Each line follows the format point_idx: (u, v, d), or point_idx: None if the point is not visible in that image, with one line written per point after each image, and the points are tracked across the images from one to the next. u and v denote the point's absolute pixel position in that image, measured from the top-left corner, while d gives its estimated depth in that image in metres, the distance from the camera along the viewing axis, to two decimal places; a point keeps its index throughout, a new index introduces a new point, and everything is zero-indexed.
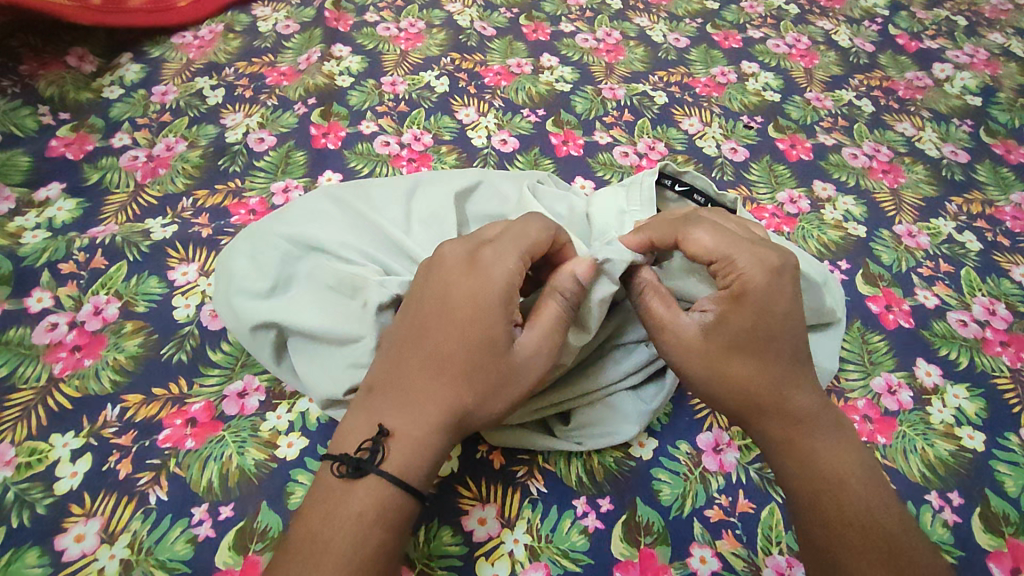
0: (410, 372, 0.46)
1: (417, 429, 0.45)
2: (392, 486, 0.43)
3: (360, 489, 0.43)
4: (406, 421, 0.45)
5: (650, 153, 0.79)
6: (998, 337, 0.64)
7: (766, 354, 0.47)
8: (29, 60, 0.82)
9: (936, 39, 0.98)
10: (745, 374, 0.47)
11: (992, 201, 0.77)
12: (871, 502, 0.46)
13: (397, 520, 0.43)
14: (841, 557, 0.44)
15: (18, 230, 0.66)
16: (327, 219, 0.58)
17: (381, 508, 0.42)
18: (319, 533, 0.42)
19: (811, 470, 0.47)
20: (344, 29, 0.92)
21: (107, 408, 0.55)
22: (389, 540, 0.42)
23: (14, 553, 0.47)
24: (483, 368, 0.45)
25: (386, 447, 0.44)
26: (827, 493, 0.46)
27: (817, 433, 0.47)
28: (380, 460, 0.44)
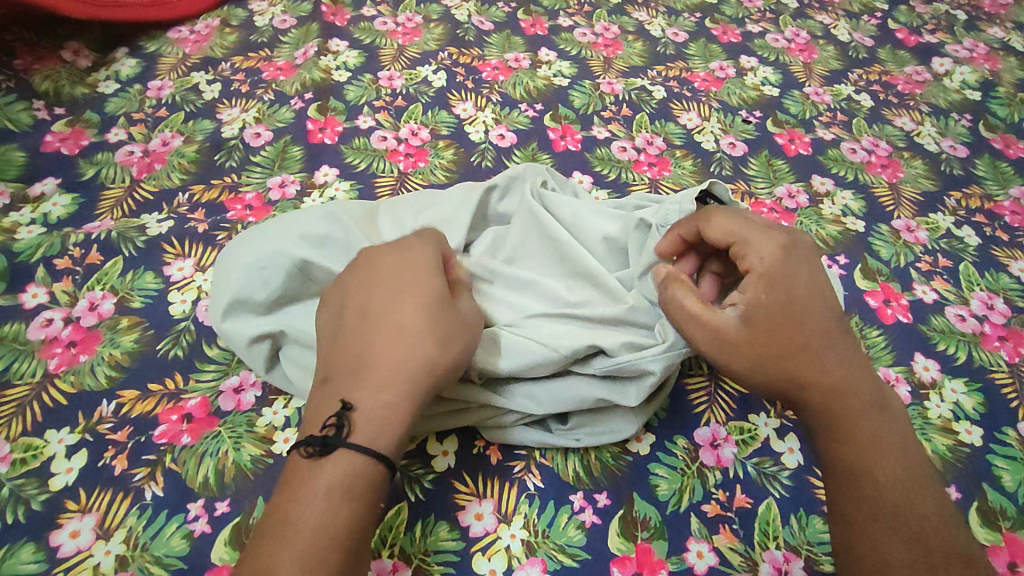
0: (366, 347, 0.47)
1: (382, 394, 0.45)
2: (362, 456, 0.42)
3: (331, 463, 0.42)
4: (369, 391, 0.45)
5: (649, 148, 0.78)
6: (997, 332, 0.64)
7: (796, 331, 0.47)
8: (24, 54, 0.82)
9: (935, 33, 0.98)
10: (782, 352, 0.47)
11: (991, 196, 0.76)
12: (904, 477, 0.45)
13: (367, 490, 0.42)
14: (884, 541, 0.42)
15: (13, 225, 0.66)
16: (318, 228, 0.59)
17: (349, 482, 0.42)
18: (288, 511, 0.41)
19: (853, 446, 0.46)
20: (340, 24, 0.91)
21: (102, 404, 0.55)
22: (360, 511, 0.41)
23: (9, 549, 0.47)
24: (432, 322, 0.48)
25: (351, 420, 0.44)
26: (865, 472, 0.45)
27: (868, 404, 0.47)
28: (347, 433, 0.43)
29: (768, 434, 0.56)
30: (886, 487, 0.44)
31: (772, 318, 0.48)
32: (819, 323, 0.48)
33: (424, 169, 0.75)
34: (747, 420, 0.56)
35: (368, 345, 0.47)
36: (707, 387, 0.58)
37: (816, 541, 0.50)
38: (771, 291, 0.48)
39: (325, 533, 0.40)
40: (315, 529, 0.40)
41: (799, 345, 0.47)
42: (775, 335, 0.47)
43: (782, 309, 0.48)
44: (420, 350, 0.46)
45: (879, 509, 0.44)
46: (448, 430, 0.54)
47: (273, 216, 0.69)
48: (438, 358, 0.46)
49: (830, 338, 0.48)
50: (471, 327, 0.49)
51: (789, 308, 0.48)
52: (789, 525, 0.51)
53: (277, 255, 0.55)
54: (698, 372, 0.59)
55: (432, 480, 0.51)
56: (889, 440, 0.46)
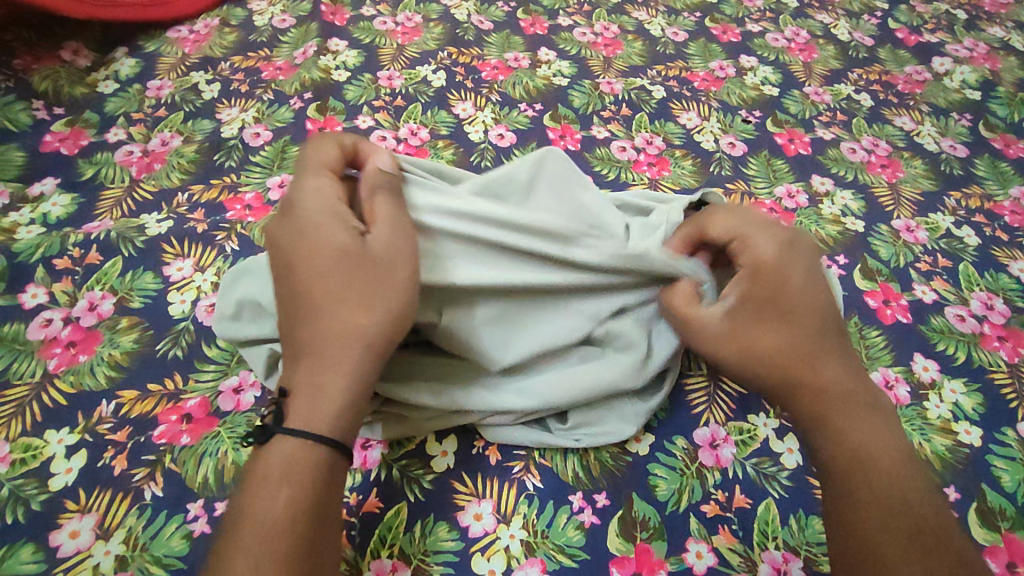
0: (295, 330, 0.46)
1: (315, 372, 0.45)
2: (301, 439, 0.43)
3: (271, 451, 0.43)
4: (300, 375, 0.45)
5: (648, 148, 0.78)
6: (996, 332, 0.64)
7: (779, 332, 0.49)
8: (24, 54, 0.82)
9: (935, 32, 0.98)
10: (773, 344, 0.48)
11: (991, 196, 0.76)
12: (900, 477, 0.45)
13: (308, 473, 0.42)
14: (876, 535, 0.43)
15: (12, 225, 0.66)
16: None
17: (285, 466, 0.42)
18: (241, 504, 0.41)
19: (842, 446, 0.46)
20: (340, 23, 0.91)
21: (102, 404, 0.55)
22: (302, 494, 0.41)
23: (9, 549, 0.47)
24: (352, 284, 0.46)
25: (285, 406, 0.44)
26: (859, 468, 0.45)
27: (838, 395, 0.48)
28: (281, 419, 0.44)
29: (767, 434, 0.56)
30: (883, 488, 0.44)
31: (758, 317, 0.49)
32: (803, 321, 0.49)
33: None
34: (746, 420, 0.56)
35: (293, 323, 0.46)
36: (706, 386, 0.58)
37: (815, 541, 0.50)
38: (760, 288, 0.49)
39: (271, 520, 0.40)
40: (262, 516, 0.40)
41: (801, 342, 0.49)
42: (760, 334, 0.49)
43: (767, 307, 0.49)
44: (344, 318, 0.45)
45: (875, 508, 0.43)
46: (447, 430, 0.54)
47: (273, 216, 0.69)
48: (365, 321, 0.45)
49: (812, 336, 0.49)
50: (395, 267, 0.47)
51: (772, 306, 0.49)
52: (789, 525, 0.51)
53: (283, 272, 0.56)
54: (698, 372, 0.59)
55: (431, 480, 0.51)
56: (880, 439, 0.46)
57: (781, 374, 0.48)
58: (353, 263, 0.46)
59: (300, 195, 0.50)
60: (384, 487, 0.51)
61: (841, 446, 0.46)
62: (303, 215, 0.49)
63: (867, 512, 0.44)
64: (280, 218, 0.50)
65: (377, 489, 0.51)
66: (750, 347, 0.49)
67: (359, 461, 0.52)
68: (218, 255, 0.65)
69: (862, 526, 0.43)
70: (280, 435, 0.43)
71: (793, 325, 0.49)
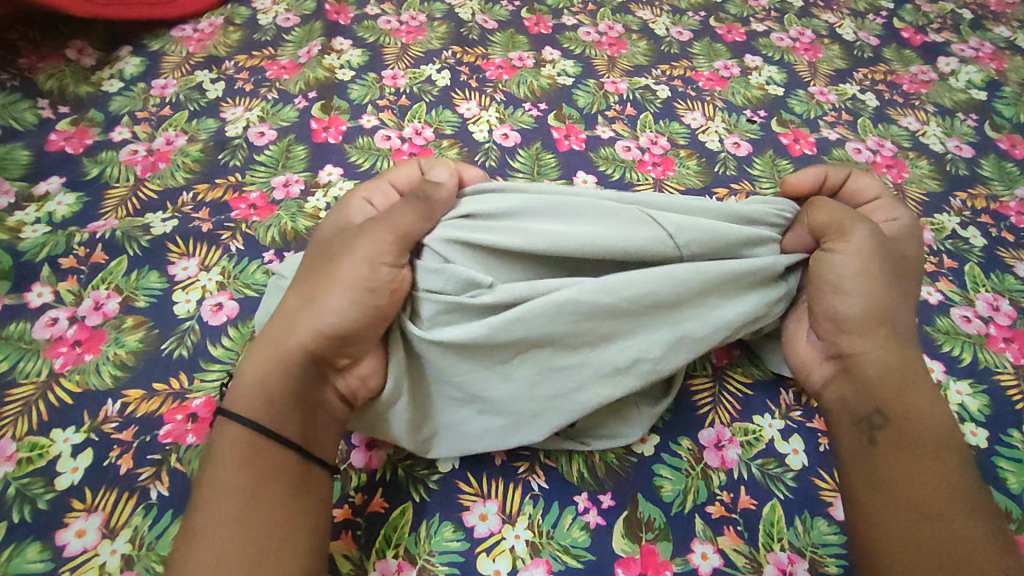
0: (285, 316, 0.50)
1: (263, 350, 0.49)
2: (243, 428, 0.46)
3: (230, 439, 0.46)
4: (257, 356, 0.49)
5: (653, 148, 0.78)
6: (1002, 333, 0.64)
7: (894, 288, 0.53)
8: (29, 53, 0.82)
9: (941, 32, 0.97)
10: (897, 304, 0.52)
11: (997, 197, 0.76)
12: (948, 452, 0.47)
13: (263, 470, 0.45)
14: (954, 506, 0.44)
15: (18, 224, 0.66)
16: None
17: (246, 458, 0.46)
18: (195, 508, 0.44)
19: (903, 399, 0.49)
20: (344, 22, 0.91)
21: (108, 403, 0.55)
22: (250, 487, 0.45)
23: (15, 548, 0.47)
24: (315, 280, 0.50)
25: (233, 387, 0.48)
26: (932, 443, 0.47)
27: (912, 363, 0.51)
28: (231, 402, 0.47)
29: (772, 435, 0.56)
30: (937, 455, 0.47)
31: (886, 260, 0.53)
32: (908, 295, 0.54)
33: None
34: (751, 421, 0.56)
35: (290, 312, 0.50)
36: (712, 387, 0.58)
37: (821, 542, 0.50)
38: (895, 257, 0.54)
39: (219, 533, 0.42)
40: (214, 512, 0.43)
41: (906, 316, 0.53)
42: (885, 284, 0.52)
43: (898, 265, 0.54)
44: (297, 316, 0.49)
45: (938, 477, 0.46)
46: None
47: (277, 216, 0.69)
48: (310, 315, 0.48)
49: (905, 311, 0.53)
50: (345, 266, 0.49)
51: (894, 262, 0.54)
52: (794, 526, 0.51)
53: None
54: (703, 373, 0.59)
55: (436, 480, 0.52)
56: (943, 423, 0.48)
57: (884, 309, 0.51)
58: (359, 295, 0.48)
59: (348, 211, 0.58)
60: (389, 486, 0.51)
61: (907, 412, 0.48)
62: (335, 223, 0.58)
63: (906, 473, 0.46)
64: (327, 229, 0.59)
65: (382, 488, 0.51)
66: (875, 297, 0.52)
67: (363, 462, 0.52)
68: (223, 254, 0.65)
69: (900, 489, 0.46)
70: (223, 420, 0.47)
71: (903, 293, 0.53)
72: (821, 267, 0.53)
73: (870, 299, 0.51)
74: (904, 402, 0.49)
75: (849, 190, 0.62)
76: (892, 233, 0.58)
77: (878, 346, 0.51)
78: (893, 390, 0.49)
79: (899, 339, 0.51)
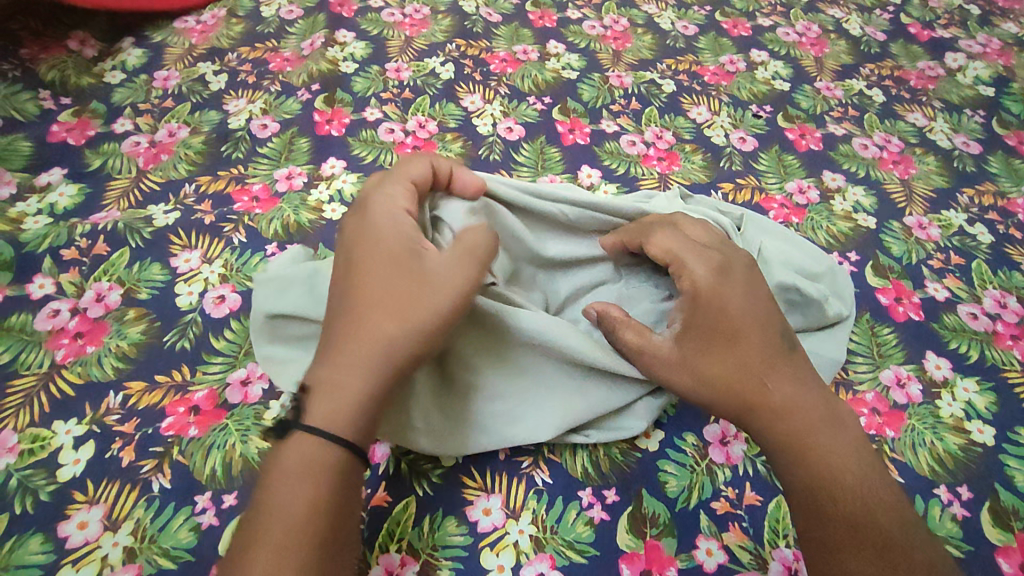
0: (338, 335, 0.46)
1: (351, 364, 0.44)
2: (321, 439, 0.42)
3: (294, 446, 0.42)
4: (312, 376, 0.45)
5: (658, 142, 0.78)
6: (1009, 330, 0.64)
7: (721, 351, 0.48)
8: (31, 43, 0.81)
9: (948, 28, 0.97)
10: (725, 368, 0.48)
11: (1004, 194, 0.76)
12: (862, 496, 0.45)
13: (336, 474, 0.42)
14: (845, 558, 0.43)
15: (19, 215, 0.65)
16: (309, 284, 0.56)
17: (315, 462, 0.42)
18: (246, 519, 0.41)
19: (800, 460, 0.46)
20: (348, 14, 0.91)
21: (110, 395, 0.55)
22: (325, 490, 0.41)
23: (17, 539, 0.47)
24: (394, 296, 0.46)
25: (307, 401, 0.44)
26: (823, 489, 0.45)
27: (794, 417, 0.47)
28: (303, 415, 0.43)
29: None
30: (847, 509, 0.44)
31: (703, 330, 0.48)
32: (747, 342, 0.48)
33: None
34: None
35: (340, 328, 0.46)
36: None
37: None
38: (704, 312, 0.48)
39: (280, 542, 0.39)
40: (279, 520, 0.40)
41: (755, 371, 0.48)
42: (706, 360, 0.48)
43: (712, 322, 0.48)
44: (382, 331, 0.45)
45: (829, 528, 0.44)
46: None
47: (281, 208, 0.69)
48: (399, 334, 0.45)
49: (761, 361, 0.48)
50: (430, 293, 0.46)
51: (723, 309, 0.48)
52: None
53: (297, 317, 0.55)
54: None
55: (439, 474, 0.51)
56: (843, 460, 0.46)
57: (726, 386, 0.47)
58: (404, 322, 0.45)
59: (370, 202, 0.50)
60: (392, 480, 0.51)
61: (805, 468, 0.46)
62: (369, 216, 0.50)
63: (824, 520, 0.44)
64: (354, 219, 0.51)
65: (385, 482, 0.51)
66: (707, 373, 0.48)
67: None
68: (226, 246, 0.65)
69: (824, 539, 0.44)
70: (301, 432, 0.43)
71: (746, 347, 0.48)
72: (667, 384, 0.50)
73: (701, 385, 0.48)
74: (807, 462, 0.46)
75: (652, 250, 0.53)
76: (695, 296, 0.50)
77: (758, 424, 0.48)
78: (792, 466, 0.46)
79: (760, 397, 0.47)
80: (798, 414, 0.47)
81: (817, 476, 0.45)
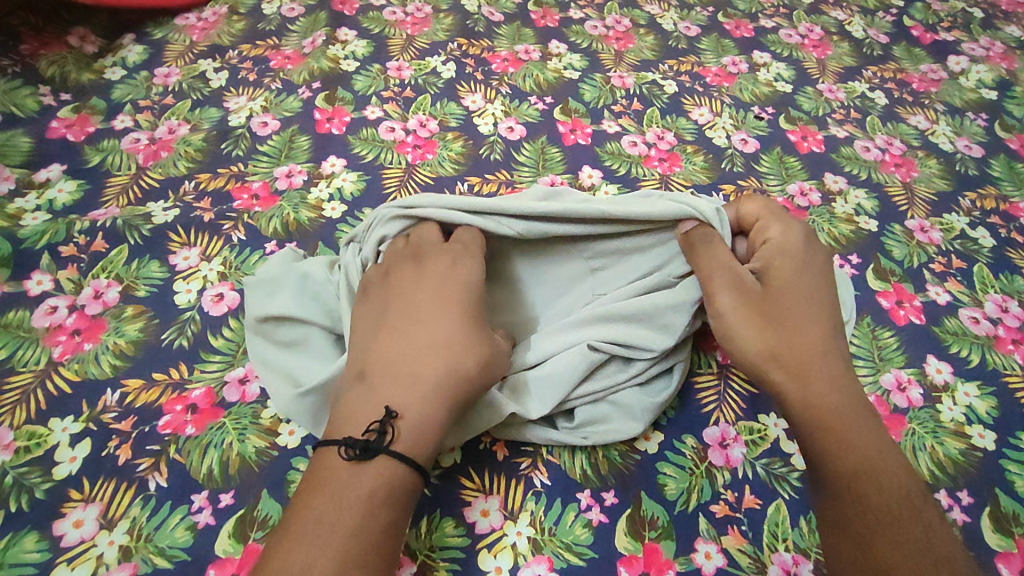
0: (393, 367, 0.47)
1: (436, 399, 0.45)
2: (404, 469, 0.42)
3: (372, 471, 0.42)
4: (373, 405, 0.45)
5: (660, 143, 0.77)
6: (1011, 335, 0.63)
7: (779, 307, 0.51)
8: (30, 39, 0.81)
9: (951, 31, 0.97)
10: (786, 323, 0.50)
11: (1006, 197, 0.75)
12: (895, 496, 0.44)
13: (405, 503, 0.42)
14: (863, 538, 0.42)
15: (18, 212, 0.65)
16: (296, 286, 0.56)
17: (391, 490, 0.42)
18: (298, 522, 0.40)
19: (832, 436, 0.46)
20: (349, 12, 0.90)
21: (107, 392, 0.54)
22: (396, 519, 0.41)
23: (12, 537, 0.47)
24: (475, 350, 0.47)
25: (396, 428, 0.44)
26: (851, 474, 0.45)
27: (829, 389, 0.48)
28: (390, 440, 0.43)
29: (777, 434, 0.55)
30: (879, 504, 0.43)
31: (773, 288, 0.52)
32: (814, 318, 0.51)
33: (432, 161, 0.74)
34: (756, 420, 0.56)
35: (390, 365, 0.47)
36: (717, 384, 0.58)
37: None
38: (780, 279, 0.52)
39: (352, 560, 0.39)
40: (354, 542, 0.39)
41: (808, 342, 0.50)
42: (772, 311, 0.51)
43: (781, 289, 0.52)
44: (462, 363, 0.46)
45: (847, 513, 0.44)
46: None
47: (280, 206, 0.68)
48: (475, 376, 0.47)
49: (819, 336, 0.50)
50: (501, 359, 0.49)
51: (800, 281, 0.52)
52: (798, 526, 0.50)
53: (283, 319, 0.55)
54: (708, 371, 0.59)
55: (438, 474, 0.51)
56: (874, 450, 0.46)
57: (783, 341, 0.50)
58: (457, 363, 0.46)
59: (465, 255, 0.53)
60: None
61: (832, 441, 0.46)
62: (461, 266, 0.52)
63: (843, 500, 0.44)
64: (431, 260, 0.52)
65: None
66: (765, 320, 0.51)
67: None
68: (225, 244, 0.65)
69: (839, 524, 0.44)
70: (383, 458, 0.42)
71: (800, 320, 0.50)
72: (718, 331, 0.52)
73: (758, 329, 0.50)
74: (836, 434, 0.46)
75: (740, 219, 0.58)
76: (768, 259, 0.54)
77: (795, 384, 0.49)
78: (818, 433, 0.47)
79: (808, 363, 0.49)
80: (838, 393, 0.48)
81: (853, 460, 0.45)
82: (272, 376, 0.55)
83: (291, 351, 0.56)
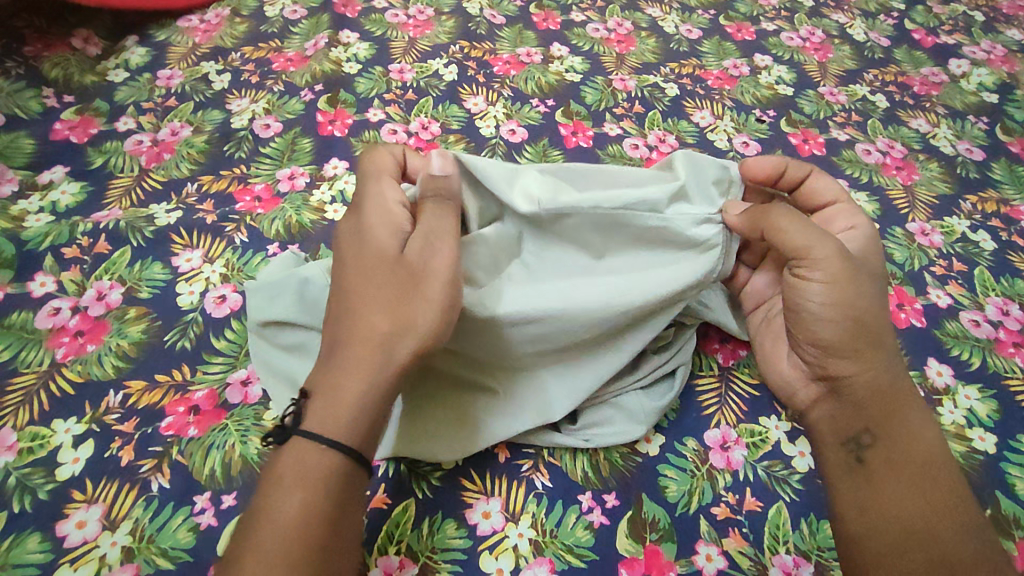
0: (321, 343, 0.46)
1: (364, 366, 0.43)
2: (314, 445, 0.41)
3: (286, 453, 0.42)
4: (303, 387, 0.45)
5: (661, 146, 0.78)
6: (1012, 338, 0.64)
7: (873, 288, 0.50)
8: (34, 41, 0.81)
9: (952, 34, 0.97)
10: (872, 306, 0.49)
11: (1008, 201, 0.76)
12: (948, 495, 0.45)
13: (322, 479, 0.41)
14: (924, 537, 0.44)
15: (21, 213, 0.65)
16: (292, 290, 0.56)
17: (301, 468, 0.41)
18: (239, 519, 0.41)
19: (896, 425, 0.48)
20: (351, 15, 0.91)
21: (110, 393, 0.55)
22: (312, 497, 0.40)
23: (15, 538, 0.47)
24: (400, 297, 0.45)
25: (306, 406, 0.43)
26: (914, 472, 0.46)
27: (897, 376, 0.49)
28: (301, 420, 0.42)
29: (778, 436, 0.55)
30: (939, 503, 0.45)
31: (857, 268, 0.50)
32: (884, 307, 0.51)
33: None
34: (758, 422, 0.56)
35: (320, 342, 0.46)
36: (718, 387, 0.58)
37: (827, 546, 0.50)
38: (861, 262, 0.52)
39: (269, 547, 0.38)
40: (269, 528, 0.39)
41: (884, 330, 0.49)
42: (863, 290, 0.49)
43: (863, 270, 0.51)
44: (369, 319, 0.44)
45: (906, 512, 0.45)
46: None
47: (282, 208, 0.69)
48: (388, 328, 0.44)
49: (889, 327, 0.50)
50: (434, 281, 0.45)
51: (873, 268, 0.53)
52: (799, 529, 0.50)
53: (283, 323, 0.55)
54: (708, 374, 0.59)
55: (439, 476, 0.51)
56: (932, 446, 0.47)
57: (869, 324, 0.49)
58: (363, 325, 0.44)
59: (363, 202, 0.50)
60: (392, 482, 0.51)
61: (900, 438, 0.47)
62: (364, 217, 0.49)
63: (874, 495, 0.46)
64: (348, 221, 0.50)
65: (384, 484, 0.51)
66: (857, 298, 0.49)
67: None
68: (227, 246, 0.65)
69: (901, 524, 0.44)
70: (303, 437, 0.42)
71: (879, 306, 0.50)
72: (793, 288, 0.50)
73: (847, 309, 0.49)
74: (893, 422, 0.48)
75: (807, 189, 0.58)
76: (855, 244, 0.54)
77: (865, 368, 0.48)
78: (887, 420, 0.48)
79: (885, 351, 0.49)
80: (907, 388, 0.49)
81: (912, 457, 0.47)
82: (280, 380, 0.55)
83: (294, 355, 0.56)
